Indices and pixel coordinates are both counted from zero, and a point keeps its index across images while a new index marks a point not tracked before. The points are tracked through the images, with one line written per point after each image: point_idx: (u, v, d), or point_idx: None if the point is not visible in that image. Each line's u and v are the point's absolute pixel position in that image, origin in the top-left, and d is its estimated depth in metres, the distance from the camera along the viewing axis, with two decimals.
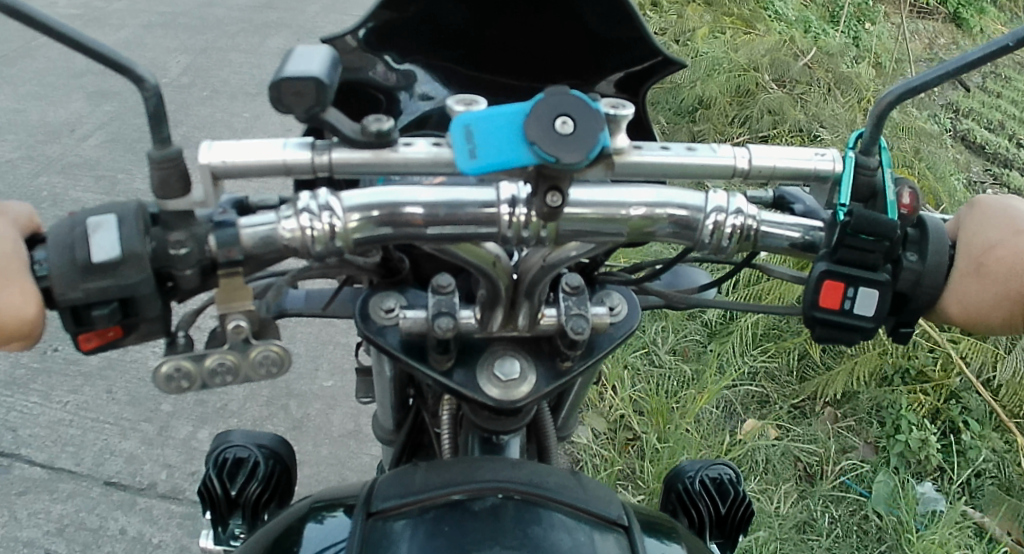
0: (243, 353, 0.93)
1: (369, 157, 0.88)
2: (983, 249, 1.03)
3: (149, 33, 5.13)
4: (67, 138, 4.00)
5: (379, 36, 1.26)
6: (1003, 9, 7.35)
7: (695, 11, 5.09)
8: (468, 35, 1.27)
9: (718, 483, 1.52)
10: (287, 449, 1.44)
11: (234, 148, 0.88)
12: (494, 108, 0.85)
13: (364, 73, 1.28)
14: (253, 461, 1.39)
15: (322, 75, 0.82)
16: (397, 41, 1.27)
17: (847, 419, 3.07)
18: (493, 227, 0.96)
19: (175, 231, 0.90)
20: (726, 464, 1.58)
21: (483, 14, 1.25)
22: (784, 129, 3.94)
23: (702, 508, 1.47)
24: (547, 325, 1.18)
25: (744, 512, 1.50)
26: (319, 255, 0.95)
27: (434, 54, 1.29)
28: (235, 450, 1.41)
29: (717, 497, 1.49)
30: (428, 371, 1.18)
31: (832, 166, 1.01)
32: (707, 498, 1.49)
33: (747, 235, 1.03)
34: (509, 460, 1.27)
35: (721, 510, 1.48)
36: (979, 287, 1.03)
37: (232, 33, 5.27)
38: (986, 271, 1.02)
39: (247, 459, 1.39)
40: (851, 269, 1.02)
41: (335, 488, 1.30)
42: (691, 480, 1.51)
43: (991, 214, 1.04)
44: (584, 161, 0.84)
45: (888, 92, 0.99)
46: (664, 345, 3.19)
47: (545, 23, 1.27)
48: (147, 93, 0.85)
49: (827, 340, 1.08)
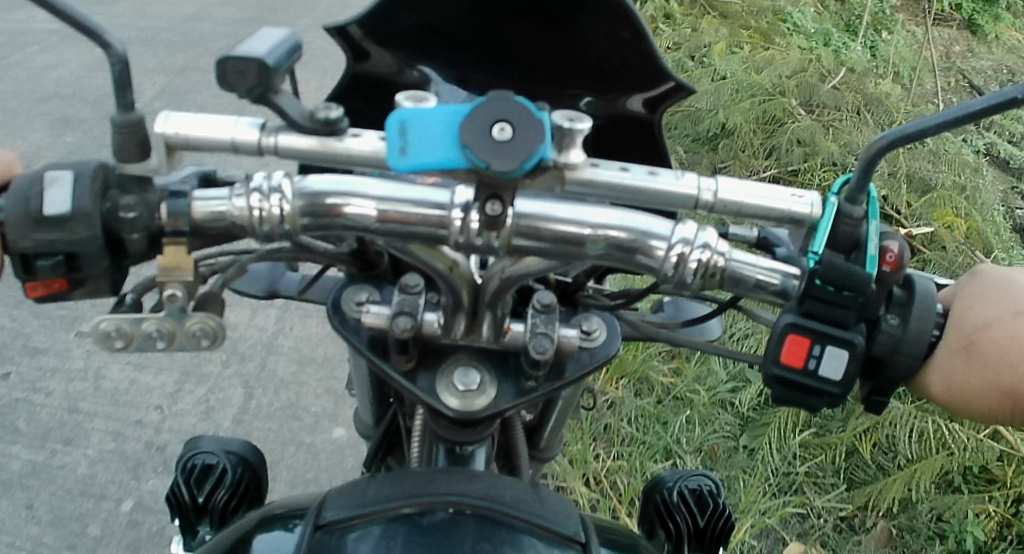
0: (179, 321, 0.94)
1: (315, 143, 0.88)
2: (977, 327, 0.94)
3: (196, 47, 5.41)
4: (98, 143, 4.22)
5: (383, 33, 1.27)
6: (1019, 17, 7.20)
7: (711, 26, 4.96)
8: (490, 39, 1.26)
9: (697, 494, 1.44)
10: (257, 458, 1.47)
11: (190, 121, 0.90)
12: (436, 107, 0.84)
13: (402, 77, 1.32)
14: (221, 468, 1.41)
15: (268, 57, 0.83)
16: (413, 41, 1.27)
17: (903, 532, 2.79)
18: (444, 231, 0.95)
19: (128, 195, 0.92)
20: (705, 475, 1.50)
21: (491, 22, 1.24)
22: (817, 163, 3.79)
23: (680, 520, 1.39)
24: (513, 338, 1.16)
25: (725, 524, 1.41)
26: (266, 236, 0.96)
27: (445, 57, 1.29)
28: (203, 457, 1.43)
29: (694, 510, 1.41)
30: (390, 370, 1.17)
31: (809, 211, 0.93)
32: (684, 511, 1.41)
33: (712, 272, 0.98)
34: (469, 473, 1.26)
35: (698, 523, 1.39)
36: (967, 368, 0.95)
37: (215, 51, 5.38)
38: (977, 353, 0.94)
39: (215, 465, 1.42)
40: (820, 324, 0.94)
41: (295, 496, 1.30)
42: (670, 491, 1.43)
43: (992, 293, 0.96)
44: (516, 171, 0.81)
45: (881, 137, 0.90)
46: (689, 446, 2.98)
47: (551, 39, 1.24)
48: (113, 59, 0.88)
49: (789, 401, 1.00)
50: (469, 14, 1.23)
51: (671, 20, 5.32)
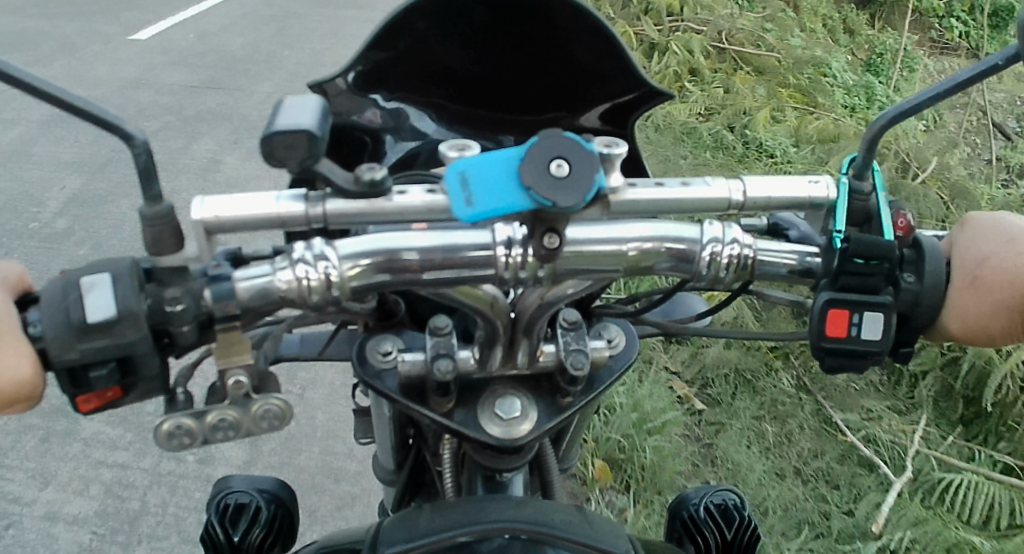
0: (244, 408, 0.92)
1: (365, 206, 0.88)
2: (976, 262, 1.02)
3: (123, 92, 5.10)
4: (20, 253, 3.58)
5: (368, 81, 1.27)
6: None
7: (747, 84, 5.10)
8: (481, 73, 1.29)
9: (723, 509, 1.48)
10: (289, 496, 1.41)
11: (227, 202, 0.87)
12: (488, 154, 0.85)
13: (360, 115, 1.29)
14: (254, 507, 1.34)
15: (315, 127, 0.81)
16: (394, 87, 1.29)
17: None
18: (490, 269, 0.95)
19: (170, 288, 0.89)
20: (729, 490, 1.54)
21: (490, 46, 1.26)
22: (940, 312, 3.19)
23: (708, 536, 1.43)
24: (546, 362, 1.17)
25: (750, 536, 1.46)
26: (315, 305, 0.94)
27: (428, 91, 1.31)
28: (236, 497, 1.37)
29: (722, 524, 1.46)
30: (428, 412, 1.16)
31: (826, 194, 1.01)
32: (712, 525, 1.45)
33: (744, 265, 1.03)
34: (513, 499, 1.26)
35: (726, 536, 1.44)
36: (976, 298, 1.02)
37: (156, 127, 4.61)
38: (982, 284, 1.01)
39: (248, 505, 1.35)
40: (853, 295, 1.02)
41: (338, 536, 1.33)
42: (696, 508, 1.48)
43: (985, 228, 1.04)
44: (580, 205, 0.84)
45: (879, 118, 0.99)
46: None
47: (543, 58, 1.27)
48: (136, 149, 0.85)
49: (837, 370, 1.07)
50: (464, 44, 1.26)
51: (699, 76, 5.33)
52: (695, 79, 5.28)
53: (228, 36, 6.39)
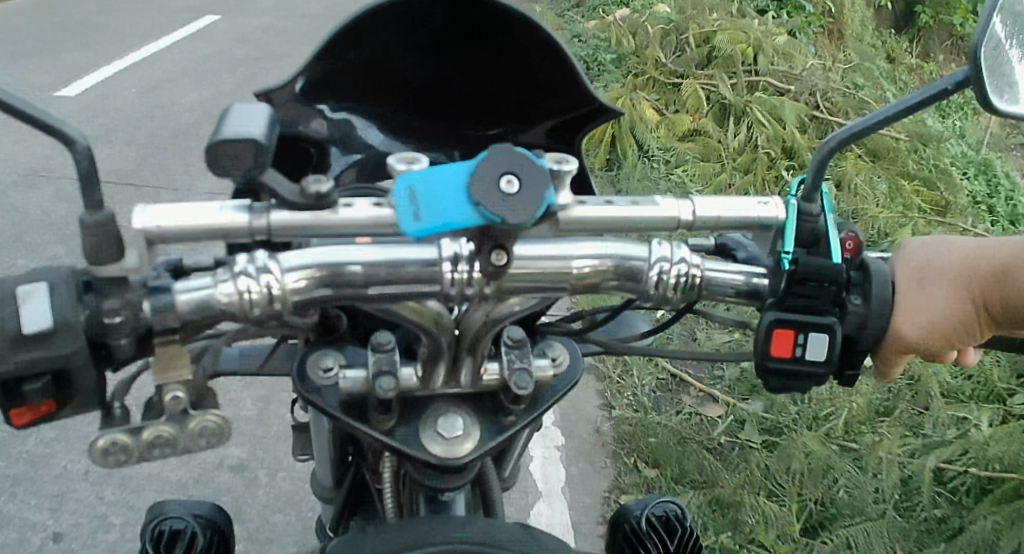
0: (181, 424, 0.89)
1: (309, 218, 0.87)
2: (921, 263, 1.04)
3: (109, 138, 5.13)
4: None
5: (315, 87, 1.24)
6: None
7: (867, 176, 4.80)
8: (441, 79, 1.30)
9: (664, 519, 1.50)
10: (225, 521, 1.37)
11: (170, 212, 0.85)
12: (439, 168, 0.85)
13: (305, 126, 1.27)
14: (190, 532, 1.29)
15: (262, 136, 0.80)
16: (349, 87, 1.28)
17: None
18: (435, 285, 0.96)
19: (109, 298, 0.86)
20: (671, 501, 1.56)
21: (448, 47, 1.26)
22: None
23: (652, 546, 1.42)
24: (490, 381, 1.17)
25: (693, 545, 1.45)
26: (257, 319, 0.92)
27: (376, 98, 1.30)
28: (171, 522, 1.32)
29: (664, 535, 1.45)
30: (369, 431, 1.15)
31: (775, 214, 1.01)
32: (655, 536, 1.44)
33: (692, 285, 1.04)
34: (459, 519, 1.26)
35: (669, 546, 1.43)
36: (920, 295, 1.03)
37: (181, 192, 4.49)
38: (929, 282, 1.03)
39: (183, 530, 1.30)
40: (799, 316, 1.02)
41: None
42: (638, 519, 1.48)
43: (924, 237, 1.08)
44: (531, 221, 0.84)
45: (832, 138, 1.00)
46: None
47: (496, 66, 1.27)
48: (77, 155, 0.82)
49: (781, 390, 1.07)
50: (423, 46, 1.26)
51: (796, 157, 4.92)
52: (796, 161, 4.88)
53: (224, 78, 6.41)
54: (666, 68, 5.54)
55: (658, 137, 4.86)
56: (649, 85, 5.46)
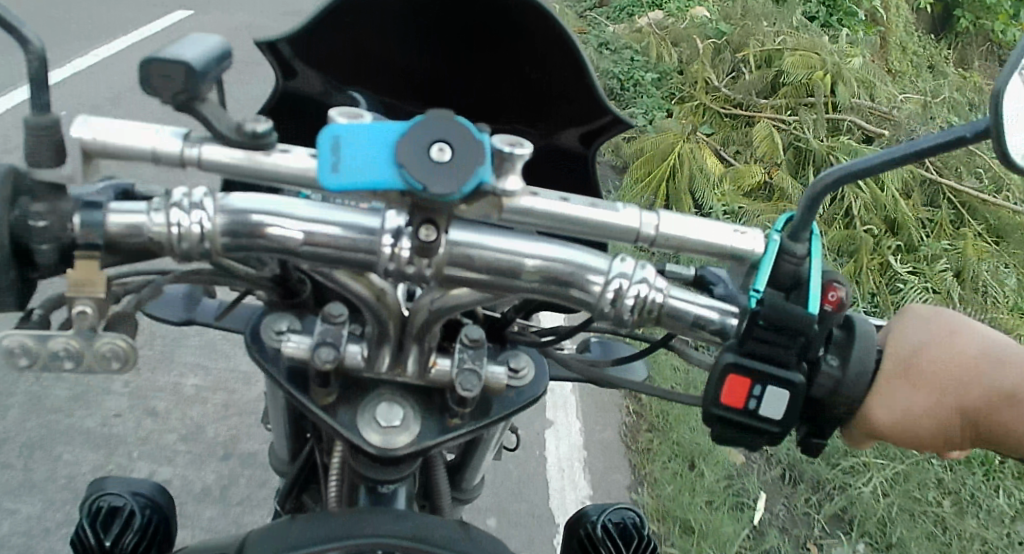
0: (88, 341, 0.88)
1: (241, 158, 0.84)
2: (911, 351, 0.96)
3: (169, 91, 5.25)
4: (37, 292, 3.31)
5: (311, 47, 1.21)
6: None
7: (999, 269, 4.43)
8: (439, 75, 1.29)
9: (622, 528, 1.38)
10: (166, 499, 1.39)
11: (109, 128, 0.85)
12: (371, 125, 0.81)
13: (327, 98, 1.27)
14: (129, 510, 1.31)
15: (195, 62, 0.79)
16: (353, 69, 1.26)
17: None
18: (372, 256, 0.91)
19: (39, 203, 0.86)
20: (630, 508, 1.44)
21: (444, 39, 1.25)
22: None
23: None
24: (439, 374, 1.11)
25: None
26: (186, 254, 0.90)
27: (378, 84, 1.29)
28: (110, 499, 1.33)
29: (620, 543, 1.34)
30: (309, 404, 1.11)
31: (752, 247, 0.94)
32: (610, 544, 1.34)
33: (650, 309, 0.96)
34: (393, 513, 1.20)
35: None
36: (903, 388, 0.95)
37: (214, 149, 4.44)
38: (916, 373, 0.94)
39: (122, 507, 1.31)
40: (759, 364, 0.93)
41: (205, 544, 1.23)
42: (593, 525, 1.37)
43: (920, 320, 0.98)
44: (456, 195, 0.79)
45: (827, 174, 0.90)
46: None
47: (501, 66, 1.25)
48: (30, 55, 0.83)
49: (729, 443, 1.00)
50: (419, 43, 1.26)
51: (901, 232, 4.48)
52: (902, 240, 4.46)
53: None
54: (717, 94, 5.16)
55: (721, 194, 4.37)
56: (699, 114, 5.13)
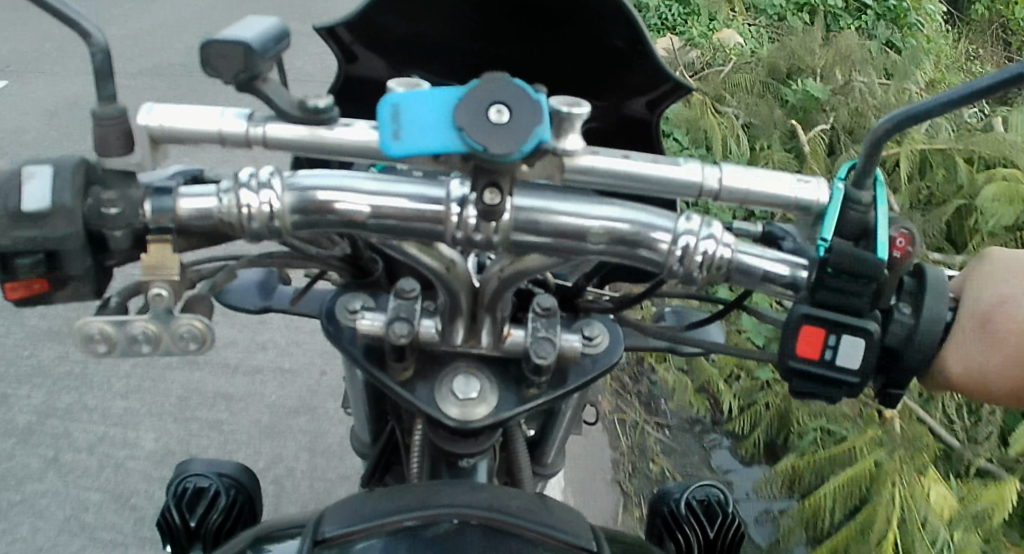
0: (165, 322, 0.90)
1: (304, 133, 0.85)
2: (989, 304, 0.91)
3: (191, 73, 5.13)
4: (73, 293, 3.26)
5: (367, 33, 1.20)
6: None
7: None
8: (490, 55, 1.24)
9: (705, 505, 1.37)
10: (250, 480, 1.44)
11: (174, 113, 0.87)
12: (428, 90, 0.81)
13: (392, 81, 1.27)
14: (214, 491, 1.37)
15: (254, 41, 0.80)
16: (405, 46, 1.23)
17: None
18: (440, 226, 0.92)
19: (109, 190, 0.88)
20: (716, 485, 1.43)
21: (492, 20, 1.20)
22: None
23: (688, 532, 1.32)
24: (513, 345, 1.12)
25: (735, 535, 1.34)
26: (256, 234, 0.91)
27: (431, 65, 1.26)
28: (196, 479, 1.40)
29: (704, 521, 1.34)
30: (387, 381, 1.13)
31: (816, 198, 0.92)
32: (694, 522, 1.34)
33: (719, 266, 0.95)
34: (472, 482, 1.23)
35: (709, 534, 1.32)
36: (984, 349, 0.91)
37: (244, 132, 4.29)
38: (992, 328, 0.90)
39: (207, 488, 1.38)
40: (832, 313, 0.92)
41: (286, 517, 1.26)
42: (677, 502, 1.37)
43: (997, 267, 0.93)
44: (515, 155, 0.79)
45: (885, 120, 0.88)
46: None
47: (557, 37, 1.21)
48: (94, 48, 0.85)
49: (808, 397, 0.98)
50: (466, 25, 1.21)
51: None
52: None
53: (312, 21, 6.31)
54: None
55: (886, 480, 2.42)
56: None
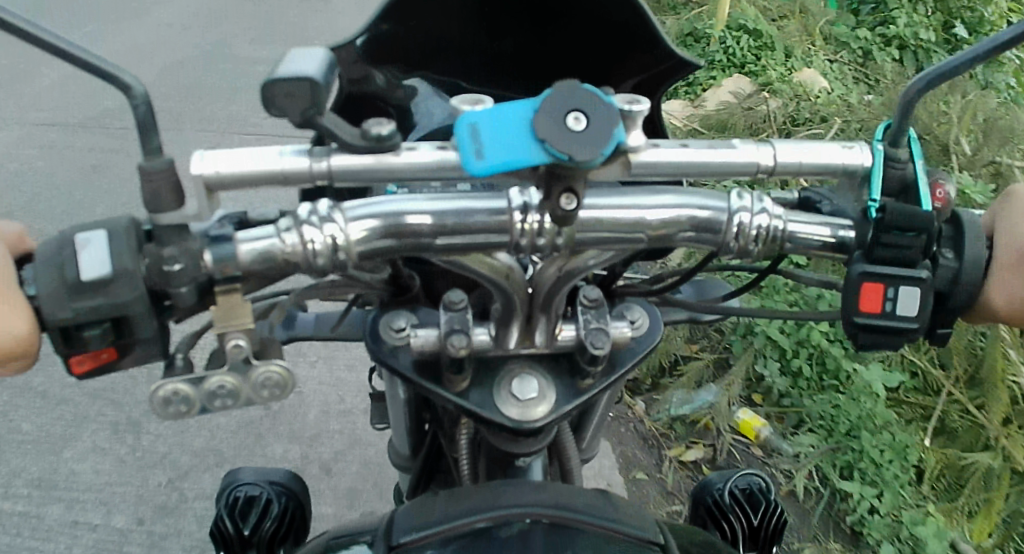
0: (244, 374, 0.88)
1: (371, 162, 0.84)
2: None
3: (173, 63, 4.81)
4: None
5: (377, 48, 1.24)
6: None
7: None
8: (501, 53, 1.31)
9: (748, 493, 1.47)
10: (301, 488, 1.42)
11: (229, 157, 0.83)
12: (501, 104, 0.81)
13: (391, 92, 1.26)
14: (265, 499, 1.36)
15: (318, 75, 0.77)
16: (416, 46, 1.28)
17: None
18: (505, 236, 0.91)
19: (168, 246, 0.84)
20: (755, 474, 1.52)
21: (499, 17, 1.27)
22: None
23: (734, 521, 1.40)
24: (566, 341, 1.12)
25: (777, 522, 1.43)
26: (321, 270, 0.89)
27: (444, 67, 1.32)
28: (246, 489, 1.38)
29: (748, 509, 1.43)
30: (442, 392, 1.12)
31: (860, 160, 0.96)
32: (739, 510, 1.42)
33: (774, 237, 0.97)
34: (532, 483, 1.15)
35: (753, 522, 1.41)
36: (1022, 278, 0.96)
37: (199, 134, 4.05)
38: None
39: (258, 497, 1.36)
40: (890, 267, 0.96)
41: (353, 523, 1.21)
42: (721, 492, 1.45)
43: None
44: (598, 159, 0.78)
45: (915, 82, 0.92)
46: None
47: (563, 27, 1.26)
48: (135, 100, 0.80)
49: (871, 348, 1.01)
50: (476, 25, 1.27)
51: None
52: None
53: (293, 10, 5.93)
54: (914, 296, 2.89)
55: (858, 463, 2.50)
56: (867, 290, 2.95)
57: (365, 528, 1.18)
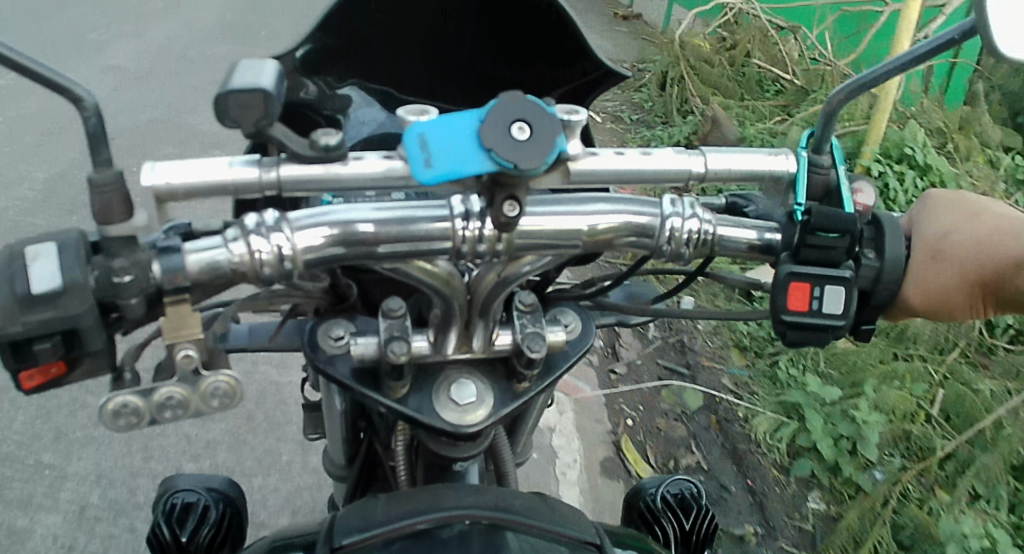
0: (194, 385, 0.88)
1: (321, 171, 0.86)
2: (937, 237, 1.06)
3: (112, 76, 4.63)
4: None
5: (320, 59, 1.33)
6: None
7: None
8: (443, 56, 1.44)
9: (680, 498, 1.53)
10: (237, 495, 1.42)
11: (181, 169, 0.84)
12: (451, 116, 0.85)
13: (322, 104, 1.28)
14: (203, 505, 1.35)
15: (272, 86, 0.80)
16: (368, 52, 1.41)
17: None
18: (447, 242, 0.94)
19: (118, 258, 0.84)
20: (685, 479, 1.59)
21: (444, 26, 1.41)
22: None
23: (666, 526, 1.47)
24: (502, 346, 1.16)
25: (708, 527, 1.50)
26: (268, 279, 0.90)
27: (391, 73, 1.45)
28: (183, 495, 1.37)
29: (680, 514, 1.50)
30: (381, 399, 1.14)
31: (786, 166, 1.04)
32: (671, 515, 1.49)
33: (704, 241, 1.03)
34: (472, 486, 1.18)
35: (685, 526, 1.48)
36: (936, 269, 1.05)
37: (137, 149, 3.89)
38: (944, 255, 1.05)
39: (195, 503, 1.35)
40: (813, 268, 1.04)
41: (295, 527, 1.19)
42: (653, 498, 1.52)
43: (941, 205, 1.08)
44: (542, 166, 0.82)
45: (837, 92, 1.02)
46: None
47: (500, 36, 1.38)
48: (86, 111, 0.81)
49: (799, 344, 1.09)
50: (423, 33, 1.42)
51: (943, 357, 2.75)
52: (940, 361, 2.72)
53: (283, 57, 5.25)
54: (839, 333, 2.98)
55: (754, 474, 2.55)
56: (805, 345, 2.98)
57: (305, 533, 1.17)
